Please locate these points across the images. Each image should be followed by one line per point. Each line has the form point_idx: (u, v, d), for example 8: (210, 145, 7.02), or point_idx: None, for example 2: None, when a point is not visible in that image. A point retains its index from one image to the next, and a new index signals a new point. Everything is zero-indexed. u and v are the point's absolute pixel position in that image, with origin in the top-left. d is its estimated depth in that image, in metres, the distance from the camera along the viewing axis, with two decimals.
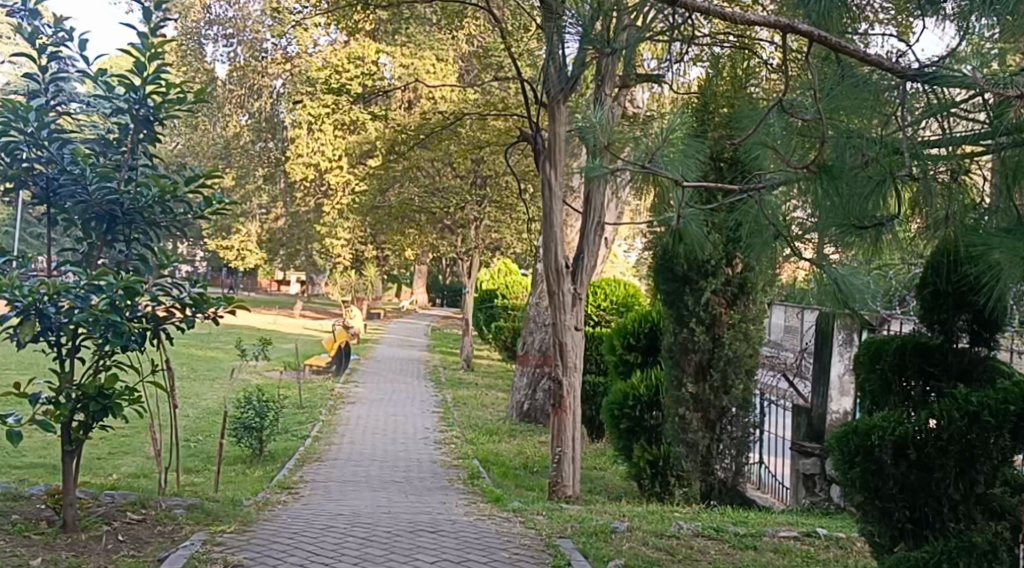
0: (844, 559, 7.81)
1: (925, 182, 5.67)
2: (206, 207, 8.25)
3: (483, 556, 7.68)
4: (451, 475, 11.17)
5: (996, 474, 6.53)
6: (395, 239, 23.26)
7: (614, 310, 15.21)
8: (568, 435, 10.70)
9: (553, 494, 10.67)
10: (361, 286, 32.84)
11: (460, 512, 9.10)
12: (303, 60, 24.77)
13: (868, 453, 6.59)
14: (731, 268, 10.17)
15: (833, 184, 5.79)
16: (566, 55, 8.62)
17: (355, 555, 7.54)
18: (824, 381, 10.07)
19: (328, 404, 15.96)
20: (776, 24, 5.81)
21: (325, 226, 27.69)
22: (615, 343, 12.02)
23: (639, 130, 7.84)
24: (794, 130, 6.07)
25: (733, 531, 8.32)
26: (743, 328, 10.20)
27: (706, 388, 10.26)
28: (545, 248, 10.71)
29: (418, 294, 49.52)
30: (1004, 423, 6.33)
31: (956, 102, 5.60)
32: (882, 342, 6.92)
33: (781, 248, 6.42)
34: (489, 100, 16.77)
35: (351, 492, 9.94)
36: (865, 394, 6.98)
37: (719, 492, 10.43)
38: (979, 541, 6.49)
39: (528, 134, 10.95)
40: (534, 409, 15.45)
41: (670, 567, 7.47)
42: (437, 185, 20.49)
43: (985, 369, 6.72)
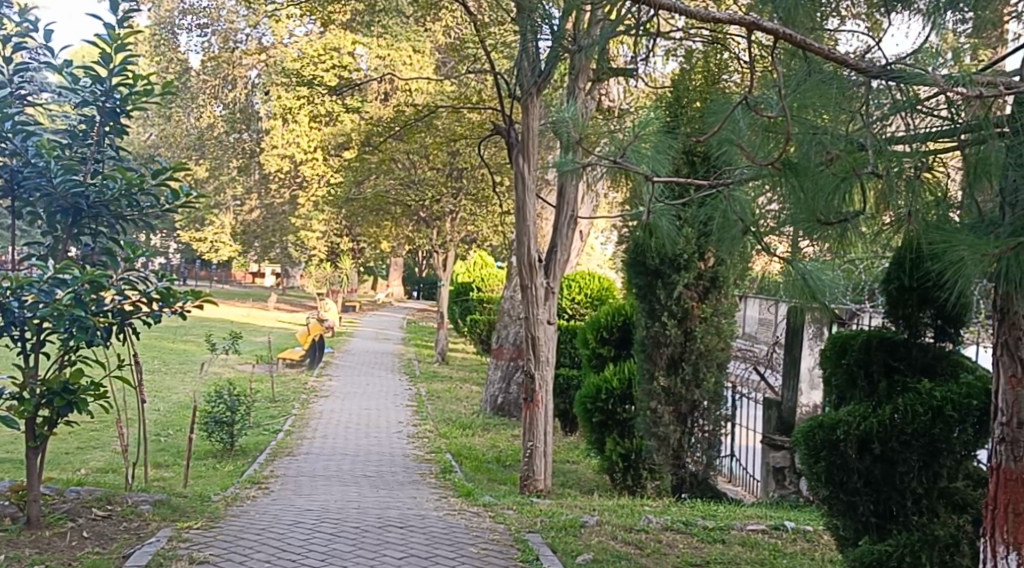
0: (809, 552, 7.86)
1: (888, 179, 5.66)
2: (173, 200, 8.26)
3: (452, 551, 7.69)
4: (424, 469, 11.19)
5: (959, 468, 6.55)
6: (370, 231, 23.29)
7: (588, 304, 15.27)
8: (541, 428, 10.73)
9: (525, 488, 10.71)
10: (336, 280, 32.77)
11: (430, 506, 9.12)
12: (277, 51, 24.72)
13: (833, 448, 6.71)
14: (703, 262, 10.21)
15: (798, 182, 5.89)
16: (538, 48, 8.63)
17: (323, 551, 7.55)
18: (793, 374, 10.08)
19: (302, 398, 15.97)
20: (743, 21, 5.82)
21: (299, 218, 27.62)
22: (589, 337, 12.03)
23: (615, 124, 7.93)
24: (761, 127, 6.09)
25: (702, 525, 8.36)
26: (714, 322, 10.25)
27: (677, 382, 10.29)
28: (518, 242, 10.71)
29: (395, 286, 49.40)
30: (967, 417, 6.42)
31: (921, 100, 5.56)
32: (849, 337, 6.99)
33: (750, 242, 6.51)
34: (464, 92, 16.73)
35: (321, 487, 9.94)
36: (831, 387, 7.08)
37: (691, 485, 10.54)
38: (942, 534, 6.53)
39: (503, 128, 10.93)
40: (508, 403, 15.46)
41: (637, 560, 7.52)
42: (413, 177, 20.13)
43: (949, 364, 6.74)
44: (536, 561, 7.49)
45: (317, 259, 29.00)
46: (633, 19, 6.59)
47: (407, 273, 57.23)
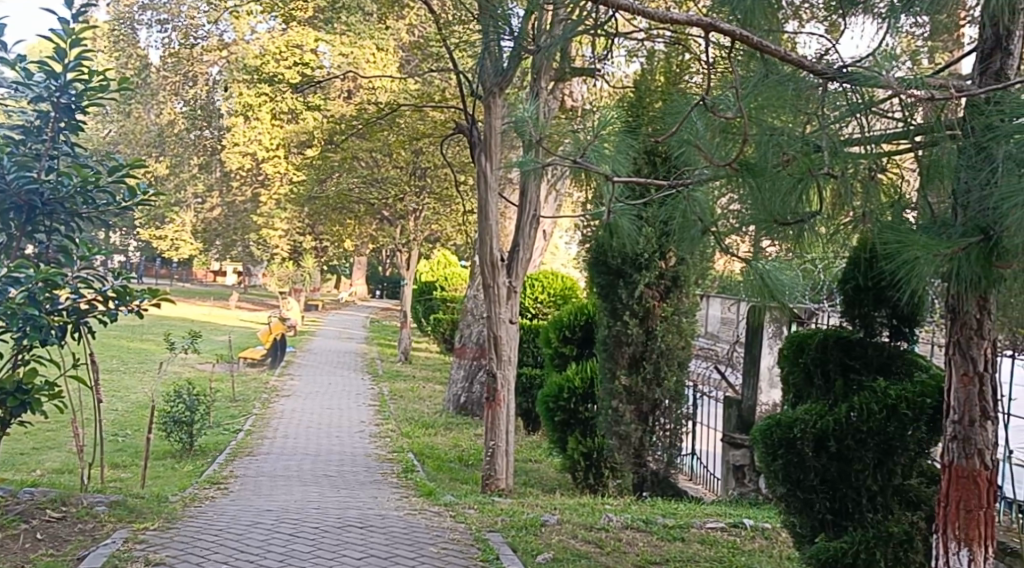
0: (768, 550, 7.91)
1: (843, 180, 5.66)
2: (130, 197, 8.27)
3: (411, 551, 7.70)
4: (386, 469, 11.18)
5: (913, 465, 6.65)
6: (333, 230, 23.22)
7: (552, 303, 15.31)
8: (502, 427, 10.74)
9: (486, 487, 10.72)
10: (299, 279, 32.69)
11: (391, 506, 9.12)
12: (238, 47, 24.57)
13: (790, 446, 6.76)
14: (664, 261, 10.24)
15: (757, 182, 5.91)
16: (499, 48, 8.63)
17: (281, 552, 7.54)
18: (753, 373, 10.12)
19: (262, 397, 15.91)
20: (699, 23, 5.88)
21: (261, 217, 27.47)
22: (551, 336, 12.06)
23: (576, 126, 7.96)
24: (717, 128, 6.15)
25: (662, 523, 8.41)
26: (675, 321, 10.29)
27: (638, 380, 10.33)
28: (481, 242, 10.71)
29: (358, 285, 49.33)
30: (921, 415, 6.51)
31: (877, 102, 5.62)
32: (806, 336, 7.11)
33: (710, 242, 6.53)
34: (427, 91, 16.71)
35: (281, 488, 9.91)
36: (789, 386, 7.18)
37: (652, 483, 10.58)
38: (896, 531, 6.62)
39: (466, 126, 10.93)
40: (470, 402, 15.47)
41: (597, 559, 7.55)
42: (376, 176, 20.15)
43: (904, 363, 6.82)
44: (496, 561, 7.52)
45: (278, 258, 28.86)
46: (593, 20, 6.62)
47: (371, 272, 57.12)
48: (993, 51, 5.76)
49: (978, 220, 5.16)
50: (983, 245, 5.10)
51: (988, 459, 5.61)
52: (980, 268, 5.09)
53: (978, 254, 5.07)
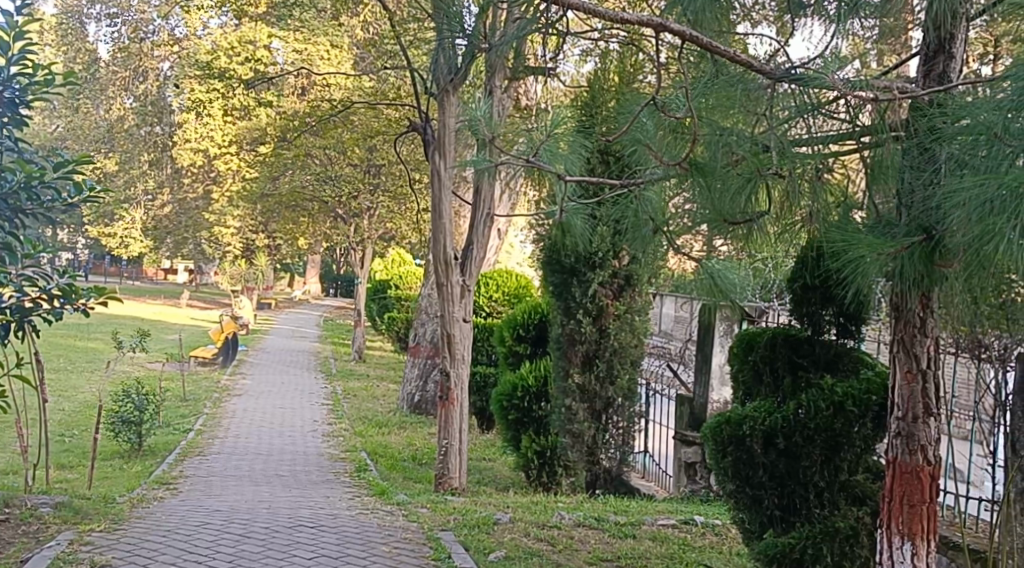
0: (719, 546, 7.98)
1: (790, 180, 5.73)
2: (76, 193, 8.18)
3: (362, 550, 7.69)
4: (338, 469, 11.14)
5: (859, 462, 6.72)
6: (285, 227, 23.10)
7: (506, 301, 15.34)
8: (456, 426, 10.74)
9: (440, 486, 10.71)
10: (251, 277, 32.51)
11: (343, 506, 9.09)
12: (188, 43, 24.36)
13: (739, 443, 6.84)
14: (618, 260, 10.27)
15: (707, 182, 5.93)
16: (452, 47, 8.62)
17: (230, 553, 7.50)
18: (705, 370, 10.17)
19: (213, 396, 15.80)
20: (650, 24, 5.77)
21: (213, 214, 27.29)
22: (506, 334, 12.09)
23: (528, 127, 7.98)
24: (666, 127, 6.16)
25: (614, 520, 8.46)
26: (628, 320, 10.34)
27: (591, 378, 10.37)
28: (434, 241, 10.71)
29: (311, 283, 49.19)
30: (867, 412, 6.62)
31: (824, 103, 5.66)
32: (755, 335, 7.17)
33: (661, 241, 6.57)
34: (381, 88, 16.61)
35: (231, 488, 9.86)
36: (738, 384, 7.25)
37: (604, 481, 10.71)
38: (843, 526, 6.67)
39: (420, 125, 10.91)
40: (424, 401, 15.44)
41: (549, 557, 7.57)
42: (329, 172, 20.09)
43: (851, 360, 6.90)
44: (447, 560, 7.51)
45: (231, 257, 28.69)
46: (544, 19, 6.58)
47: (326, 270, 56.91)
48: (938, 51, 5.79)
49: (921, 219, 5.17)
50: (926, 245, 5.11)
51: (931, 454, 5.68)
52: (923, 267, 5.11)
53: (921, 253, 5.09)
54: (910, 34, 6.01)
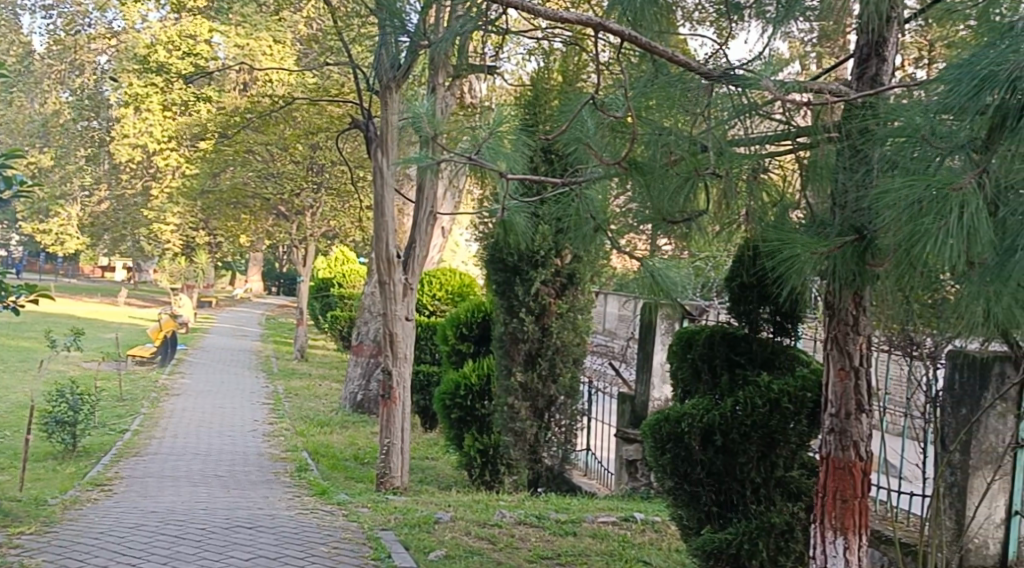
0: (658, 543, 8.03)
1: (728, 180, 5.77)
2: (5, 187, 7.93)
3: (301, 551, 7.66)
4: (278, 469, 11.08)
5: (794, 458, 6.79)
6: (225, 224, 22.88)
7: (449, 300, 15.33)
8: (397, 425, 10.71)
9: (381, 486, 10.64)
10: (192, 275, 32.19)
11: (282, 506, 9.05)
12: (126, 37, 24.07)
13: (678, 440, 6.91)
14: (561, 259, 10.29)
15: (645, 181, 6.01)
16: (394, 45, 8.60)
17: (165, 554, 7.45)
18: (647, 368, 10.21)
19: (150, 396, 15.64)
20: (589, 23, 5.79)
21: (151, 211, 26.99)
22: (448, 333, 12.06)
23: (471, 126, 7.96)
24: (606, 126, 6.22)
25: (555, 518, 8.49)
26: (570, 318, 10.36)
27: (533, 377, 10.39)
28: (377, 239, 10.67)
29: (253, 282, 48.82)
30: (802, 409, 6.70)
31: (760, 105, 5.64)
32: (693, 333, 7.22)
33: (603, 240, 6.60)
34: (324, 84, 16.51)
35: (167, 488, 9.77)
36: (677, 382, 7.29)
37: (546, 480, 10.70)
38: (778, 521, 6.75)
39: (362, 122, 10.86)
40: (367, 400, 15.38)
41: (490, 556, 7.58)
42: (271, 170, 19.94)
43: (787, 357, 6.97)
44: (387, 560, 7.50)
45: (171, 254, 28.40)
46: (487, 17, 6.56)
47: (269, 269, 56.54)
48: (869, 56, 5.90)
49: (854, 220, 5.22)
50: (858, 245, 5.15)
51: (863, 451, 5.75)
52: (855, 267, 5.16)
53: (853, 253, 5.14)
54: (848, 38, 6.11)
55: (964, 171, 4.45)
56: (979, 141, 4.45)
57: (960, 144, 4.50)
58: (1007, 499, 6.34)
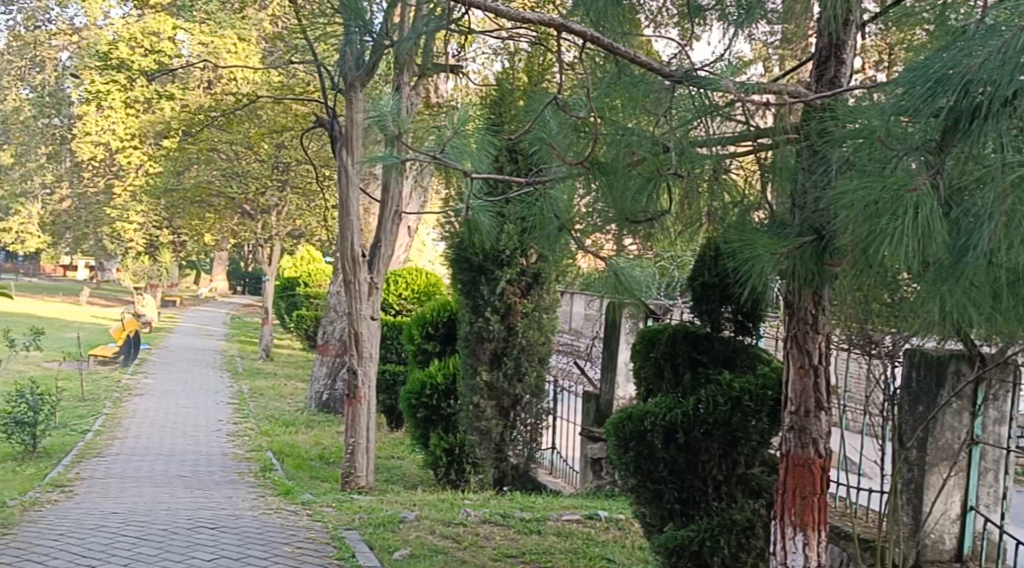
0: (622, 540, 8.07)
1: (690, 180, 5.76)
2: None
3: (264, 551, 7.65)
4: (242, 469, 11.04)
5: (755, 456, 6.85)
6: (189, 224, 22.75)
7: (415, 299, 15.33)
8: (363, 424, 10.70)
9: (346, 485, 10.62)
10: (155, 274, 31.99)
11: (245, 506, 9.03)
12: (88, 34, 23.87)
13: (641, 438, 6.92)
14: (526, 259, 10.30)
15: (607, 180, 6.03)
16: (358, 44, 8.60)
17: (127, 555, 7.42)
18: (611, 367, 10.25)
19: (112, 396, 15.54)
20: (552, 24, 5.78)
21: (114, 209, 26.80)
22: (414, 333, 12.07)
23: (435, 126, 7.97)
24: (569, 126, 6.26)
25: (520, 517, 8.52)
26: (536, 318, 10.37)
27: (499, 376, 10.41)
28: (342, 237, 10.66)
29: (218, 281, 48.59)
30: (763, 406, 6.75)
31: (718, 106, 5.71)
32: (657, 331, 7.24)
33: (568, 240, 6.62)
34: (288, 83, 16.46)
35: (129, 489, 9.73)
36: (640, 380, 7.31)
37: (512, 478, 10.73)
38: (739, 518, 6.80)
39: (327, 121, 10.83)
40: (332, 400, 15.36)
41: (454, 554, 7.60)
42: (235, 168, 19.87)
43: (748, 356, 7.06)
44: (351, 559, 7.50)
45: (134, 253, 28.22)
46: (453, 16, 6.56)
47: (233, 268, 56.30)
48: (828, 58, 5.86)
49: (813, 220, 5.27)
50: (816, 246, 5.22)
51: (822, 448, 5.81)
52: (814, 266, 5.22)
53: (812, 254, 5.20)
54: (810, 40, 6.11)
55: (918, 171, 4.53)
56: (933, 142, 4.51)
57: (915, 145, 4.55)
58: (962, 494, 6.41)
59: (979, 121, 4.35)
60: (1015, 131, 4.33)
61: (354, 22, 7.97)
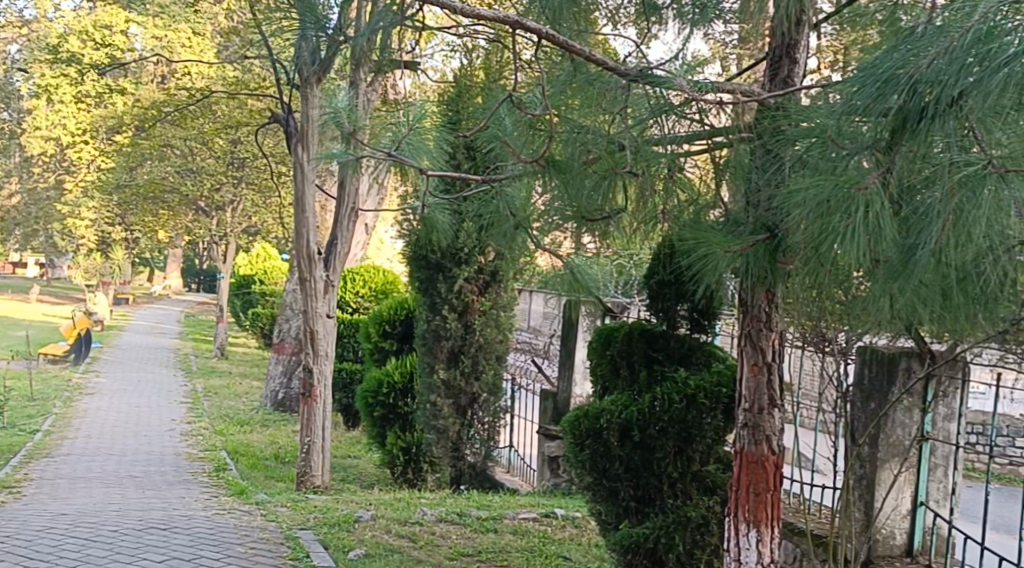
0: (578, 538, 8.07)
1: (645, 178, 5.79)
2: None
3: (217, 551, 7.58)
4: (196, 469, 10.95)
5: (711, 452, 6.86)
6: (143, 221, 22.52)
7: (372, 297, 15.24)
8: (318, 424, 10.63)
9: (301, 485, 10.54)
10: (107, 271, 31.67)
11: (198, 506, 8.96)
12: (39, 27, 23.59)
13: (596, 436, 6.91)
14: (483, 257, 10.26)
15: (564, 179, 6.02)
16: (313, 40, 8.54)
17: (75, 557, 7.33)
18: (569, 366, 10.23)
19: (62, 396, 15.35)
20: (506, 20, 5.74)
21: (65, 205, 26.50)
22: (371, 331, 11.98)
23: (390, 123, 7.92)
24: (524, 124, 6.20)
25: (475, 515, 8.49)
26: (493, 316, 10.36)
27: (456, 374, 10.36)
28: (297, 234, 10.58)
29: (172, 278, 48.18)
30: (717, 404, 6.79)
31: (672, 105, 5.63)
32: (613, 329, 7.22)
33: (524, 238, 6.59)
34: (242, 78, 16.36)
35: (80, 490, 9.63)
36: (596, 379, 7.27)
37: (469, 477, 10.67)
38: (694, 515, 6.81)
39: (282, 117, 10.75)
40: (288, 398, 15.27)
41: (410, 553, 7.56)
42: (190, 164, 19.75)
43: (702, 353, 7.07)
44: (305, 559, 7.45)
45: (86, 250, 27.92)
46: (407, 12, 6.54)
47: (186, 267, 55.95)
48: (781, 57, 5.87)
49: (767, 218, 5.27)
50: (769, 243, 5.20)
51: (775, 445, 5.82)
52: (767, 264, 5.20)
53: (765, 251, 5.17)
54: (766, 40, 6.10)
55: (868, 170, 4.54)
56: (883, 141, 4.50)
57: (866, 144, 4.56)
58: (913, 491, 6.45)
59: (927, 121, 4.34)
60: (962, 131, 4.33)
61: (308, 18, 7.95)
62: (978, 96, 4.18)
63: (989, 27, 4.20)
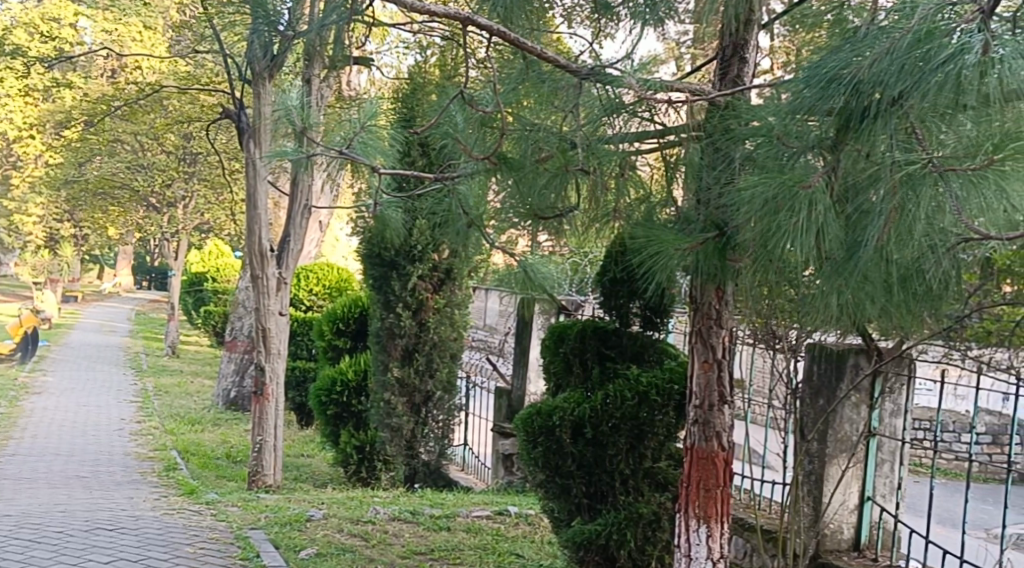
0: (531, 536, 8.06)
1: (597, 176, 5.77)
2: None
3: (165, 552, 7.51)
4: (145, 469, 10.83)
5: (662, 449, 6.86)
6: (92, 218, 22.28)
7: (326, 295, 15.17)
8: (270, 423, 10.54)
9: (253, 484, 10.45)
10: (57, 268, 31.31)
11: (147, 506, 8.88)
12: None
13: (549, 433, 6.90)
14: (437, 254, 10.24)
15: (516, 177, 6.00)
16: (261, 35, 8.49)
17: (20, 559, 7.24)
18: (523, 363, 10.23)
19: (9, 394, 15.16)
20: (459, 16, 5.73)
21: (14, 202, 26.21)
22: (325, 329, 11.90)
23: (341, 119, 7.88)
24: (475, 121, 6.18)
25: (428, 513, 8.46)
26: (447, 313, 10.34)
27: (410, 372, 10.32)
28: (248, 231, 10.48)
29: (123, 275, 47.71)
30: (669, 401, 6.81)
31: (625, 103, 5.67)
32: (565, 327, 7.24)
33: (478, 237, 6.57)
34: (192, 73, 16.28)
35: (26, 490, 9.52)
36: (549, 377, 7.30)
37: (423, 475, 10.63)
38: (645, 511, 6.82)
39: (233, 113, 10.65)
40: (240, 396, 15.15)
41: (362, 552, 7.52)
42: (139, 160, 19.60)
43: (655, 351, 7.08)
44: (255, 559, 7.39)
45: (34, 247, 27.61)
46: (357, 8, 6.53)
47: (137, 265, 55.44)
48: (732, 56, 5.84)
49: (716, 216, 5.26)
50: (718, 241, 5.19)
51: (725, 441, 5.84)
52: (717, 262, 5.20)
53: (715, 249, 5.17)
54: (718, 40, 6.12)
55: (813, 170, 4.54)
56: (828, 140, 4.53)
57: (811, 143, 4.57)
58: (860, 486, 6.50)
59: (870, 120, 4.38)
60: (905, 130, 4.38)
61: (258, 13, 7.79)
62: (917, 96, 4.22)
63: (929, 27, 4.29)
